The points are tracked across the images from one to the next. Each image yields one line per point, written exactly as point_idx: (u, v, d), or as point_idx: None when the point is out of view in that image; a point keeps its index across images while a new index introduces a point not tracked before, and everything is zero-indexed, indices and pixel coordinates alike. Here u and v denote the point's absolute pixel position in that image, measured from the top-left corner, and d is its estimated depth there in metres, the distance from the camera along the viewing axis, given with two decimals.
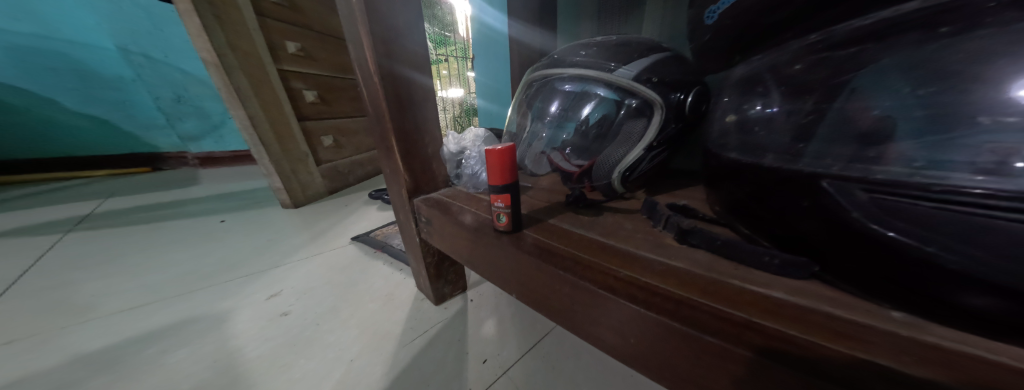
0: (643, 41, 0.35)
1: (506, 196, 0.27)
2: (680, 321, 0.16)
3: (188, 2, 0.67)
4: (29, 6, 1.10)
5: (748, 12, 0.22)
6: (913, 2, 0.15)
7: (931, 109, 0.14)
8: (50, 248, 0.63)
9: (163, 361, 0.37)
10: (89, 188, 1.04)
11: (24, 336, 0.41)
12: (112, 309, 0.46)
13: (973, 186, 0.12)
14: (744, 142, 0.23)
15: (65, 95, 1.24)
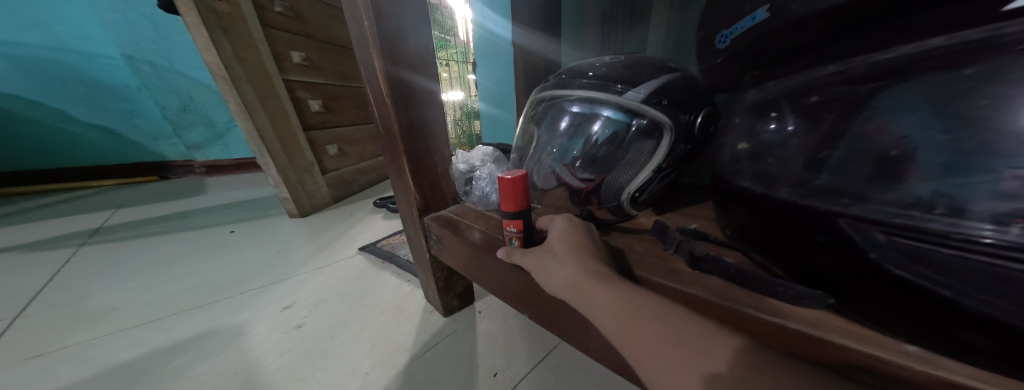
0: (652, 61, 0.35)
1: (518, 222, 0.29)
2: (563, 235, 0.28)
3: (196, 16, 0.68)
4: (35, 17, 1.11)
5: (763, 38, 0.24)
6: (937, 38, 0.15)
7: (956, 141, 0.14)
8: (68, 261, 0.64)
9: (187, 375, 0.38)
10: (97, 198, 1.05)
11: (51, 349, 0.41)
12: (132, 322, 0.46)
13: (982, 233, 0.13)
14: (758, 170, 0.24)
15: (71, 105, 1.25)
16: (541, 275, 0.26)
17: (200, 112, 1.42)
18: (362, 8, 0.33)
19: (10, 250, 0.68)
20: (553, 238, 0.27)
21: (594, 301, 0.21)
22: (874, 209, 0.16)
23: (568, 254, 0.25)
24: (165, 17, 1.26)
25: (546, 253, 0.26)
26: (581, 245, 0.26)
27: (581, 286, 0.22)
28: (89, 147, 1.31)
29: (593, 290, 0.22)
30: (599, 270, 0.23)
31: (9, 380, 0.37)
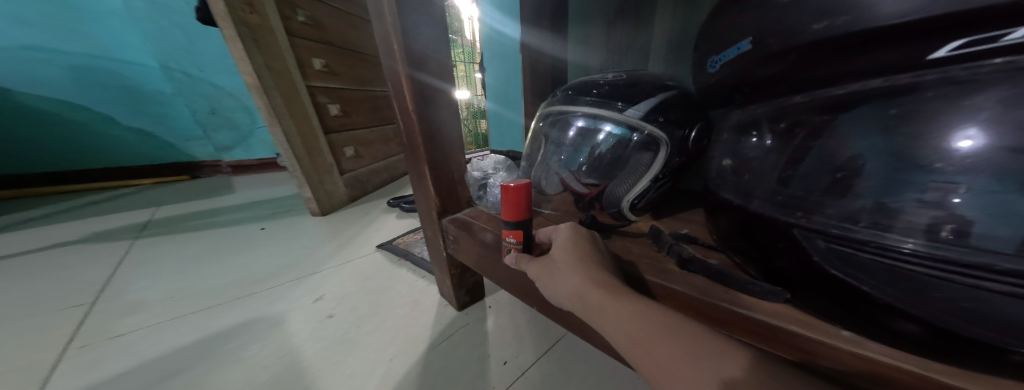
0: (651, 80, 0.39)
1: (517, 233, 0.33)
2: (567, 245, 0.30)
3: (232, 29, 0.74)
4: (81, 27, 1.20)
5: (743, 66, 0.27)
6: (877, 79, 0.19)
7: (892, 157, 0.17)
8: (127, 253, 0.71)
9: (240, 356, 0.43)
10: (134, 197, 1.12)
11: (118, 334, 0.47)
12: (189, 310, 0.52)
13: (900, 242, 0.17)
14: (738, 183, 0.28)
15: (113, 109, 1.33)
16: (550, 286, 0.29)
17: (228, 115, 1.50)
18: (392, 35, 0.37)
19: (63, 244, 0.75)
20: (558, 249, 0.30)
21: (598, 312, 0.24)
22: (822, 218, 0.20)
23: (573, 266, 0.27)
24: (193, 25, 1.35)
25: (552, 264, 0.29)
26: (585, 255, 0.28)
27: (584, 297, 0.25)
28: (128, 148, 1.39)
29: (597, 302, 0.24)
30: (602, 281, 0.25)
31: (89, 359, 0.42)
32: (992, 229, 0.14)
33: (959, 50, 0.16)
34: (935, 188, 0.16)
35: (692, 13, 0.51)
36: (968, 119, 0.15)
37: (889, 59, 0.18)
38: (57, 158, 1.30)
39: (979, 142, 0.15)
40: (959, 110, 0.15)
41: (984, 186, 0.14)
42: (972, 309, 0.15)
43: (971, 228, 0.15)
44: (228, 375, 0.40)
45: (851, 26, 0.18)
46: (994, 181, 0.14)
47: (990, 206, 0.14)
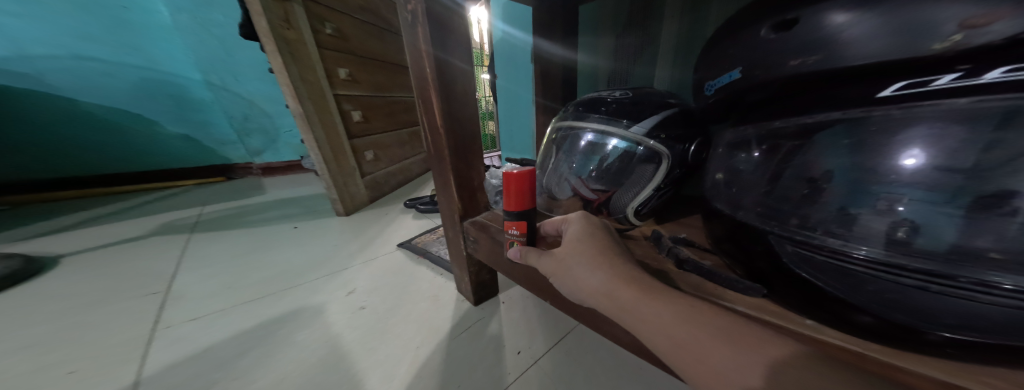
0: (654, 98, 0.43)
1: (519, 224, 0.37)
2: (589, 242, 0.31)
3: (273, 45, 0.81)
4: (135, 42, 1.31)
5: (735, 91, 0.31)
6: (836, 112, 0.23)
7: (853, 174, 0.22)
8: (187, 247, 0.79)
9: (292, 340, 0.48)
10: (178, 198, 1.22)
11: (182, 320, 0.52)
12: (241, 299, 0.58)
13: (850, 246, 0.22)
14: (728, 195, 0.32)
15: (159, 115, 1.43)
16: (576, 288, 0.30)
17: (259, 121, 1.61)
18: (426, 59, 0.42)
19: (127, 240, 0.84)
20: (571, 243, 0.33)
21: (625, 306, 0.26)
22: (799, 224, 0.25)
23: (597, 264, 0.29)
24: (231, 36, 1.46)
25: (569, 261, 0.31)
26: (605, 251, 0.30)
27: (609, 292, 0.27)
28: (171, 152, 1.50)
29: (622, 296, 0.26)
30: (629, 277, 0.27)
31: (166, 339, 0.48)
32: (929, 228, 0.19)
33: (901, 90, 0.20)
34: (883, 198, 0.21)
35: (696, 30, 0.54)
36: (905, 148, 0.20)
37: (849, 95, 0.23)
38: (107, 160, 1.39)
39: (918, 162, 0.20)
40: (900, 140, 0.20)
41: (923, 197, 0.19)
42: (895, 298, 0.20)
43: (916, 228, 0.20)
44: (286, 355, 0.46)
45: (823, 64, 0.23)
46: (928, 193, 0.19)
47: (925, 211, 0.19)
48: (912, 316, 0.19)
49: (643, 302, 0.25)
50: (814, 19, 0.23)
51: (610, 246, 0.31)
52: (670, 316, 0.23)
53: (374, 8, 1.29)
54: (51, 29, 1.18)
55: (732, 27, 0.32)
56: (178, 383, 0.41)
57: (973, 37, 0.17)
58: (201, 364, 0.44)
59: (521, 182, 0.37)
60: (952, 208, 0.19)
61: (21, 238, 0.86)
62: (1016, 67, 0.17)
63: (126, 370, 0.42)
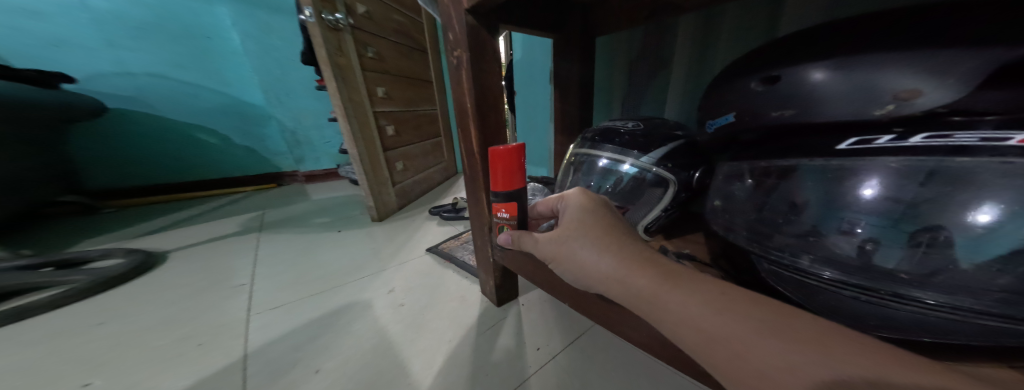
0: (663, 130, 0.49)
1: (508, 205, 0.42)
2: (592, 227, 0.35)
3: (329, 72, 0.93)
4: (215, 67, 1.50)
5: (732, 131, 0.37)
6: (807, 159, 0.30)
7: (825, 201, 0.30)
8: (260, 247, 0.92)
9: (347, 329, 0.57)
10: (242, 204, 1.39)
11: (267, 308, 0.62)
12: (304, 293, 0.68)
13: (815, 262, 0.30)
14: (725, 219, 0.38)
15: (229, 129, 1.61)
16: (586, 275, 0.34)
17: (307, 132, 1.79)
18: (466, 96, 0.50)
19: (211, 240, 0.99)
20: (572, 224, 0.37)
21: (641, 289, 0.29)
22: (773, 246, 0.33)
23: (604, 251, 0.33)
24: (286, 57, 1.62)
25: (573, 243, 0.35)
26: (608, 238, 0.34)
27: (621, 276, 0.31)
28: (236, 163, 1.69)
29: (638, 282, 0.30)
30: (636, 263, 0.31)
31: (262, 322, 0.58)
32: (884, 245, 0.27)
33: (855, 144, 0.27)
34: (847, 221, 0.29)
35: (706, 61, 0.60)
36: (861, 185, 0.28)
37: (819, 146, 0.29)
38: (189, 169, 1.60)
39: (874, 193, 0.27)
40: (857, 179, 0.28)
41: (876, 222, 0.27)
42: (838, 304, 0.28)
43: (875, 245, 0.27)
44: (347, 341, 0.54)
45: (796, 118, 0.30)
46: (879, 219, 0.27)
47: (877, 232, 0.27)
48: (850, 321, 0.28)
49: (657, 282, 0.29)
50: (795, 77, 0.29)
51: (610, 230, 0.35)
52: (689, 299, 0.27)
53: (406, 30, 1.42)
54: (152, 58, 1.39)
55: (723, 78, 0.37)
56: (272, 358, 0.50)
57: (903, 108, 0.24)
58: (288, 343, 0.53)
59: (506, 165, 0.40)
60: (899, 231, 0.26)
61: (129, 238, 1.04)
62: (930, 135, 0.24)
63: (231, 346, 0.52)
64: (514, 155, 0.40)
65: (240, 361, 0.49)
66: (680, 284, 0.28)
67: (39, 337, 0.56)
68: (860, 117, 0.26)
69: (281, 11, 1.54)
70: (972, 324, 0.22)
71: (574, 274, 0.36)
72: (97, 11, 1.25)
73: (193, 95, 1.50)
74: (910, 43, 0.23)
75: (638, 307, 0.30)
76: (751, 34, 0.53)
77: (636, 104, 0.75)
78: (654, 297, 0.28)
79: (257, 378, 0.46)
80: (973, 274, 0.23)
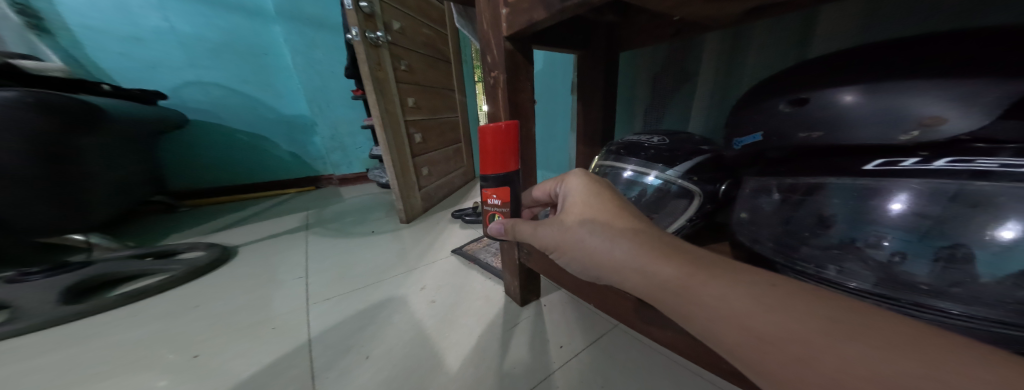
0: (689, 144, 0.52)
1: (501, 188, 0.44)
2: (597, 211, 0.36)
3: (371, 85, 1.02)
4: (270, 81, 1.65)
5: (760, 149, 0.39)
6: (835, 178, 0.32)
7: (854, 215, 0.32)
8: (310, 246, 1.00)
9: (388, 321, 0.62)
10: (290, 205, 1.51)
11: (322, 299, 0.70)
12: (348, 288, 0.74)
13: (840, 271, 0.33)
14: (751, 231, 0.40)
15: (278, 135, 1.75)
16: (606, 268, 0.33)
17: (343, 139, 1.91)
18: (501, 111, 0.52)
19: (270, 237, 1.09)
20: (573, 211, 0.37)
21: (670, 280, 0.28)
22: (798, 257, 0.36)
23: (611, 236, 0.33)
24: (326, 69, 1.74)
25: (577, 231, 0.36)
26: (614, 222, 0.34)
27: (641, 265, 0.30)
28: (282, 168, 1.82)
29: (665, 272, 0.29)
30: (650, 250, 0.30)
31: (322, 310, 0.66)
32: (911, 257, 0.29)
33: (881, 165, 0.29)
34: (874, 235, 0.31)
35: (733, 76, 0.62)
36: (890, 199, 0.29)
37: (846, 166, 0.32)
38: (247, 171, 1.74)
39: (902, 207, 0.29)
40: (884, 195, 0.30)
41: (902, 236, 0.29)
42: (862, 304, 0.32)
43: (904, 256, 0.30)
44: (389, 332, 0.59)
45: (825, 139, 0.32)
46: (906, 233, 0.29)
47: (904, 246, 0.29)
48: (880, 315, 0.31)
49: (687, 270, 0.28)
50: (824, 100, 0.31)
51: (618, 214, 0.35)
52: (729, 294, 0.25)
53: (433, 43, 1.50)
54: (224, 75, 1.55)
55: (748, 100, 0.39)
56: (332, 343, 0.56)
57: (927, 134, 0.26)
58: (342, 330, 0.60)
59: (498, 146, 0.42)
60: (927, 244, 0.28)
61: (205, 233, 1.17)
62: (955, 159, 0.26)
63: (297, 332, 0.59)
64: (508, 137, 0.42)
65: (306, 345, 0.56)
66: (716, 275, 0.27)
67: (145, 318, 0.66)
68: (886, 141, 0.29)
69: (323, 27, 1.68)
70: (988, 331, 0.25)
71: (588, 263, 0.36)
72: (184, 35, 1.43)
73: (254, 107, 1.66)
74: (934, 71, 0.26)
75: (671, 301, 0.28)
76: (780, 51, 0.55)
77: (659, 116, 0.77)
78: (687, 289, 0.27)
79: (319, 361, 0.52)
80: (994, 288, 0.25)
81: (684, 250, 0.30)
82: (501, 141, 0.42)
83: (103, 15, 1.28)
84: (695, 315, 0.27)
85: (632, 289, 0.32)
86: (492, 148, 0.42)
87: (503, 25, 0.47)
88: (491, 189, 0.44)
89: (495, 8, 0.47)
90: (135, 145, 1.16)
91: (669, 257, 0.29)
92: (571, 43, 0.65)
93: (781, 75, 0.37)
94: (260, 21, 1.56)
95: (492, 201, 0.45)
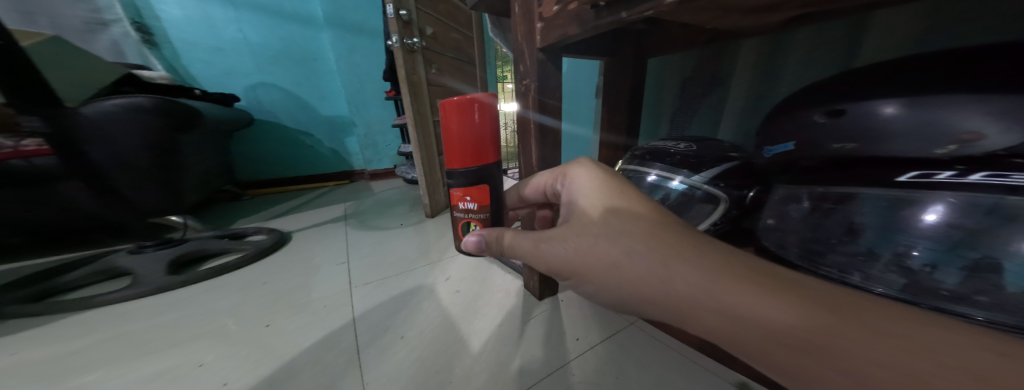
0: (716, 152, 0.52)
1: (473, 189, 0.39)
2: (633, 226, 0.33)
3: (407, 88, 1.09)
4: (314, 82, 1.78)
5: (791, 157, 0.40)
6: (869, 188, 0.33)
7: (886, 223, 0.33)
8: (347, 235, 1.09)
9: (419, 306, 0.68)
10: (328, 197, 1.61)
11: (360, 284, 0.77)
12: (383, 274, 0.81)
13: (864, 276, 0.35)
14: (776, 236, 0.42)
15: (321, 133, 1.88)
16: (674, 307, 0.30)
17: (374, 137, 2.02)
18: (530, 116, 0.55)
19: (312, 226, 1.19)
20: (588, 216, 0.36)
21: (776, 329, 0.25)
22: (822, 262, 0.37)
23: (686, 264, 0.30)
24: (363, 72, 1.85)
25: (603, 244, 0.34)
26: (666, 244, 0.31)
27: (727, 304, 0.27)
28: (319, 164, 1.94)
29: (777, 319, 0.25)
30: (729, 277, 0.28)
31: (362, 293, 0.72)
32: (941, 268, 0.30)
33: (915, 177, 0.30)
34: (904, 244, 0.32)
35: (770, 83, 0.62)
36: (927, 208, 0.30)
37: (881, 177, 0.32)
38: (291, 166, 1.88)
39: (936, 218, 0.30)
40: (918, 206, 0.31)
41: (932, 247, 0.31)
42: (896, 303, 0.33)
43: (934, 267, 0.31)
44: (419, 316, 0.65)
45: (860, 151, 0.33)
46: (936, 243, 0.30)
47: (934, 255, 0.31)
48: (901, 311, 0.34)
49: (808, 314, 0.25)
50: (864, 111, 0.32)
51: (665, 230, 0.32)
52: (797, 311, 0.25)
53: (462, 47, 1.57)
54: (282, 79, 1.70)
55: (782, 108, 0.40)
56: (372, 323, 0.63)
57: (965, 148, 0.27)
58: (381, 311, 0.66)
59: (462, 128, 0.37)
60: (958, 255, 0.29)
61: (261, 219, 1.30)
62: (992, 173, 0.26)
63: (343, 311, 0.66)
64: (483, 124, 0.38)
65: (351, 323, 0.63)
66: (804, 297, 0.26)
67: (226, 289, 0.76)
68: (921, 154, 0.29)
69: (362, 33, 1.79)
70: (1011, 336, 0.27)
71: (631, 296, 0.33)
72: (253, 44, 1.61)
73: (302, 107, 1.79)
74: (986, 85, 0.26)
75: (788, 356, 0.25)
76: (821, 60, 0.55)
77: (686, 122, 0.78)
78: (825, 349, 0.23)
79: (362, 339, 0.58)
80: (1018, 297, 0.27)
81: (754, 266, 0.29)
82: (465, 121, 0.37)
83: (194, 30, 1.49)
84: (824, 383, 0.23)
85: (716, 336, 0.28)
86: (456, 132, 0.37)
87: (537, 38, 0.50)
88: (460, 191, 0.40)
89: (531, 22, 0.50)
90: (218, 142, 1.32)
91: (757, 285, 0.27)
92: (600, 50, 0.67)
93: (815, 86, 0.38)
94: (311, 29, 1.69)
95: (466, 205, 0.40)
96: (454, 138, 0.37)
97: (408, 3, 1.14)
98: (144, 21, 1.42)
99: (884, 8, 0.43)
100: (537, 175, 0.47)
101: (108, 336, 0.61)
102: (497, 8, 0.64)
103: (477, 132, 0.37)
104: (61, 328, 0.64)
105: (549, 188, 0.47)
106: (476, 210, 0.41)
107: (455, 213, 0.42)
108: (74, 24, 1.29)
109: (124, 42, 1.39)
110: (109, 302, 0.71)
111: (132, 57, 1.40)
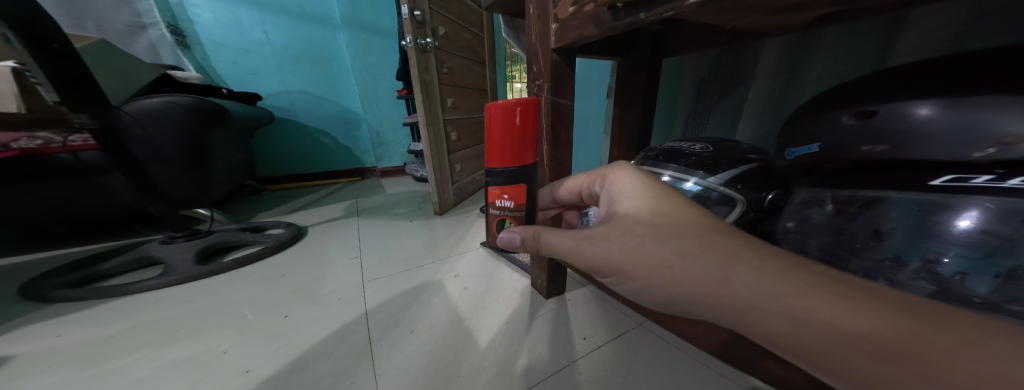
0: (733, 153, 0.51)
1: (512, 189, 0.40)
2: (683, 227, 0.32)
3: (420, 88, 1.11)
4: (331, 81, 1.82)
5: (816, 158, 0.39)
6: (901, 192, 0.32)
7: (915, 229, 0.32)
8: (360, 230, 1.11)
9: (428, 302, 0.69)
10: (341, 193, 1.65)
11: (372, 278, 0.79)
12: (393, 270, 0.83)
13: (890, 280, 0.34)
14: (797, 239, 0.41)
15: (335, 131, 1.92)
16: (733, 310, 0.29)
17: (386, 135, 2.05)
18: (543, 116, 0.55)
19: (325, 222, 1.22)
20: (629, 218, 0.35)
21: (857, 334, 0.24)
22: (846, 266, 0.37)
23: (762, 267, 0.28)
24: (377, 71, 1.88)
25: (649, 245, 0.33)
26: (721, 246, 0.30)
27: (795, 308, 0.26)
28: (332, 161, 1.98)
29: (855, 325, 0.24)
30: (805, 283, 0.26)
31: (375, 287, 0.74)
32: (972, 276, 0.29)
33: (949, 181, 0.30)
34: (934, 251, 0.31)
35: (793, 82, 0.60)
36: (961, 213, 0.29)
37: (914, 181, 0.32)
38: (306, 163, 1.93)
39: (970, 224, 0.28)
40: (952, 211, 0.29)
41: (963, 253, 0.29)
42: None
43: (965, 275, 0.29)
44: (429, 311, 0.66)
45: (890, 153, 0.33)
46: (968, 250, 0.29)
47: (965, 263, 0.29)
48: None
49: (890, 320, 0.23)
50: (895, 113, 0.32)
51: (726, 234, 0.31)
52: (873, 314, 0.24)
53: (473, 47, 1.58)
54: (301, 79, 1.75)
55: (808, 109, 0.40)
56: (383, 316, 0.64)
57: (1004, 152, 0.26)
58: (393, 305, 0.68)
59: (504, 130, 0.37)
60: (991, 263, 0.28)
61: (277, 214, 1.33)
62: None
63: (355, 305, 0.67)
64: (524, 126, 0.38)
65: (364, 316, 0.64)
66: (853, 301, 0.25)
67: (248, 280, 0.79)
68: (956, 158, 0.29)
69: (376, 33, 1.82)
70: None
71: (680, 295, 0.31)
72: (276, 45, 1.66)
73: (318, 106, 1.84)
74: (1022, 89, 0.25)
75: (865, 362, 0.24)
76: (848, 59, 0.53)
77: (702, 122, 0.77)
78: (912, 357, 0.22)
79: (374, 331, 0.60)
80: None
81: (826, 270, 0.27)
82: (507, 124, 0.37)
83: (223, 32, 1.55)
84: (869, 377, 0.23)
85: (779, 338, 0.27)
86: (498, 134, 0.37)
87: (552, 38, 0.50)
88: (497, 190, 0.40)
89: (546, 23, 0.50)
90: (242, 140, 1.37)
91: (830, 289, 0.26)
92: (615, 51, 0.67)
93: (841, 88, 0.38)
94: (330, 29, 1.73)
95: (503, 202, 0.41)
96: (496, 139, 0.38)
97: (423, 4, 1.16)
98: (179, 24, 1.49)
99: (914, 6, 0.42)
100: (573, 178, 0.48)
101: (144, 320, 0.64)
102: (511, 8, 0.64)
103: (518, 135, 0.38)
104: (102, 312, 0.68)
105: (586, 191, 0.47)
106: (512, 208, 0.41)
107: (490, 209, 0.42)
108: (118, 27, 1.39)
109: (160, 44, 1.48)
110: (143, 289, 0.75)
111: (167, 59, 1.49)
